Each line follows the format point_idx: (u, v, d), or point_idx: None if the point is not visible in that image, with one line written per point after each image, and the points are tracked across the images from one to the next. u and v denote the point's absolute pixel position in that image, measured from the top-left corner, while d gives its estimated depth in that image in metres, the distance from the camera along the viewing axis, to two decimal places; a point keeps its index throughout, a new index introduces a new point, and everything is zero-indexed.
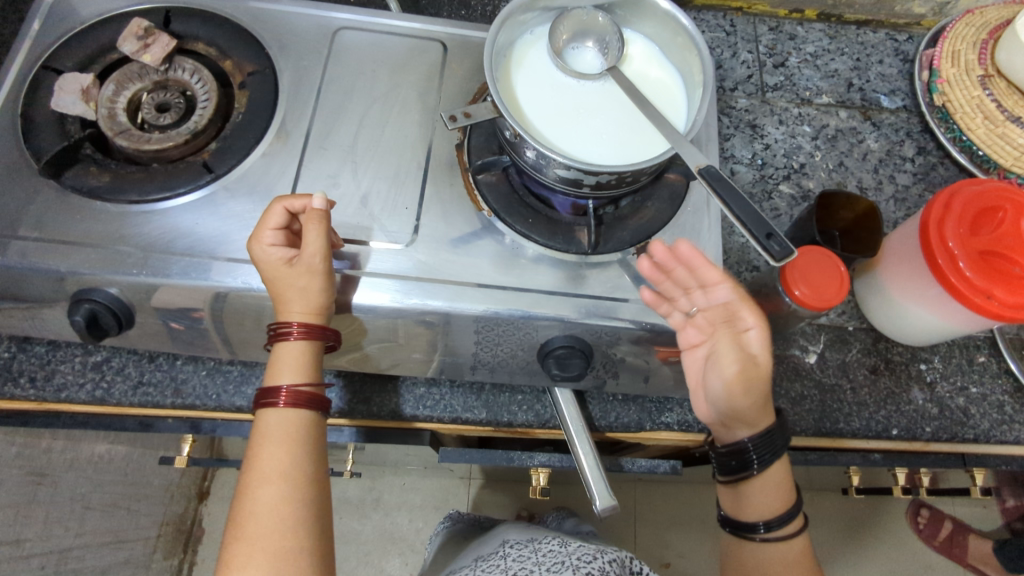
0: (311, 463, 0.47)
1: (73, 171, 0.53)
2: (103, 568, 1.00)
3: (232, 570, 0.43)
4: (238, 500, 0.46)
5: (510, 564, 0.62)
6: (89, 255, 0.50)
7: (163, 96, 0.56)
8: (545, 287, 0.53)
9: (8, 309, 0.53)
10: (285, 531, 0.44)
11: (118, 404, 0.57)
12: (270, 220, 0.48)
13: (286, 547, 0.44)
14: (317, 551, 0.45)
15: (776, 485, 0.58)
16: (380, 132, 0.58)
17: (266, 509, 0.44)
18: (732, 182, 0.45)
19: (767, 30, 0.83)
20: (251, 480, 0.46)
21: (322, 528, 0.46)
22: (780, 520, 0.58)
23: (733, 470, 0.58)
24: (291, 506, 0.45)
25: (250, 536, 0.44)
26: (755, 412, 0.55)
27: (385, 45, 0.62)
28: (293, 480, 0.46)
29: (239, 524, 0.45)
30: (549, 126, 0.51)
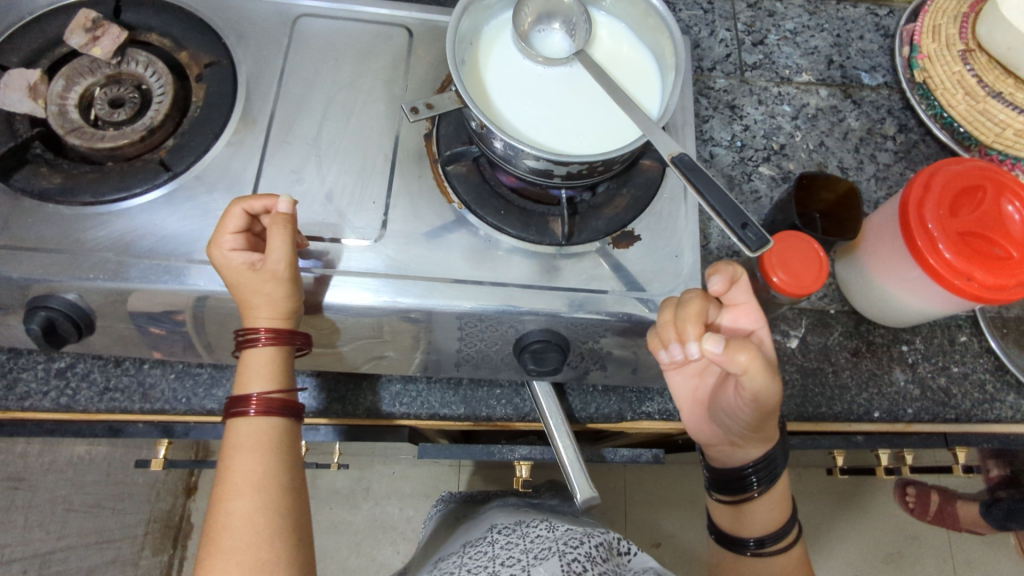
0: (286, 470, 0.46)
1: (23, 172, 0.51)
2: (89, 568, 0.99)
3: None
4: (211, 514, 0.44)
5: (497, 552, 0.61)
6: (43, 260, 0.48)
7: (116, 91, 0.54)
8: (519, 280, 0.52)
9: None
10: (261, 543, 0.43)
11: (84, 410, 0.55)
12: (228, 223, 0.46)
13: (262, 560, 0.43)
14: (296, 559, 0.44)
15: (778, 500, 0.58)
16: (345, 124, 0.56)
17: (240, 521, 0.43)
18: (707, 171, 0.43)
19: (745, 6, 0.81)
20: (223, 492, 0.44)
21: (303, 536, 0.45)
22: (775, 536, 0.57)
23: (732, 490, 0.58)
24: (265, 517, 0.44)
25: (226, 550, 0.43)
26: (754, 442, 0.55)
27: (349, 32, 0.59)
28: (267, 490, 0.44)
29: (214, 538, 0.43)
30: (517, 114, 0.49)
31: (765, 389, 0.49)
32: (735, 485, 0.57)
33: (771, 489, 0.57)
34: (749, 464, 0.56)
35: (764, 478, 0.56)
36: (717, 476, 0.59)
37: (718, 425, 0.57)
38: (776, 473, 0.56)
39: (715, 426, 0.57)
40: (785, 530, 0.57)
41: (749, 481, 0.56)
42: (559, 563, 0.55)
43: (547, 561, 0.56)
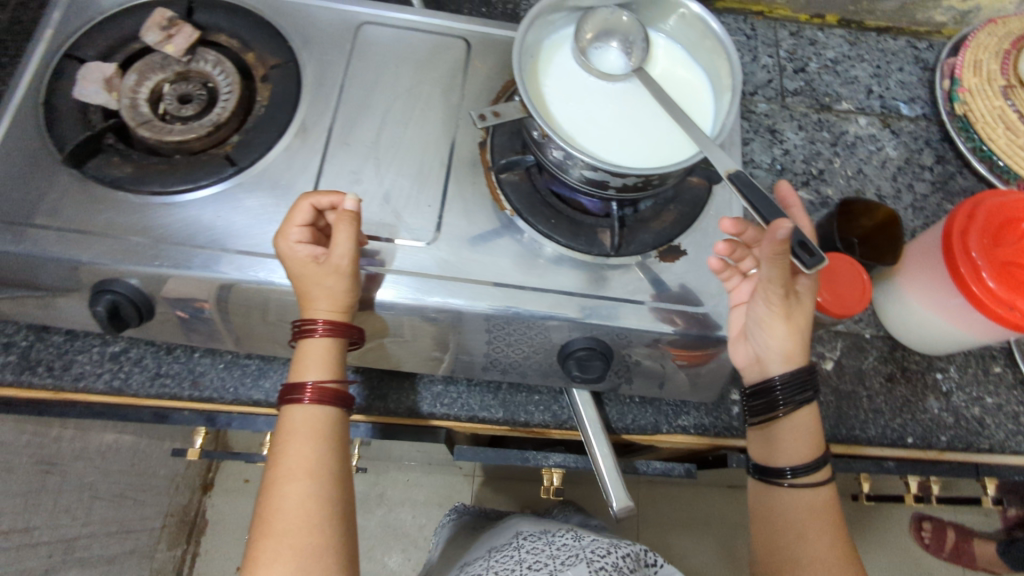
0: (338, 460, 0.45)
1: (96, 161, 0.52)
2: (109, 558, 1.00)
3: (259, 567, 0.41)
4: (264, 497, 0.44)
5: (523, 556, 0.60)
6: (110, 246, 0.50)
7: (185, 87, 0.56)
8: (566, 288, 0.53)
9: (20, 298, 0.53)
10: (312, 528, 0.42)
11: (135, 394, 0.57)
12: (297, 216, 0.47)
13: (312, 544, 0.42)
14: (344, 549, 0.43)
15: (808, 430, 0.55)
16: (403, 130, 0.57)
17: (292, 505, 0.43)
18: (760, 186, 0.45)
19: (788, 35, 0.83)
20: (278, 474, 0.44)
21: (351, 528, 0.45)
22: (805, 466, 0.54)
23: (756, 410, 0.56)
24: (318, 503, 0.43)
25: (276, 533, 0.42)
26: (782, 351, 0.54)
27: (409, 41, 0.61)
28: (320, 478, 0.44)
29: (266, 519, 0.43)
30: (577, 122, 0.51)
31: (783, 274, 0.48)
32: (762, 404, 0.55)
33: (798, 411, 0.55)
34: (776, 378, 0.54)
35: (791, 397, 0.54)
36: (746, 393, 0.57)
37: (753, 343, 0.54)
38: (803, 395, 0.54)
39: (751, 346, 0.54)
40: (817, 461, 0.54)
41: (776, 400, 0.54)
42: (587, 569, 0.55)
43: (574, 566, 0.56)
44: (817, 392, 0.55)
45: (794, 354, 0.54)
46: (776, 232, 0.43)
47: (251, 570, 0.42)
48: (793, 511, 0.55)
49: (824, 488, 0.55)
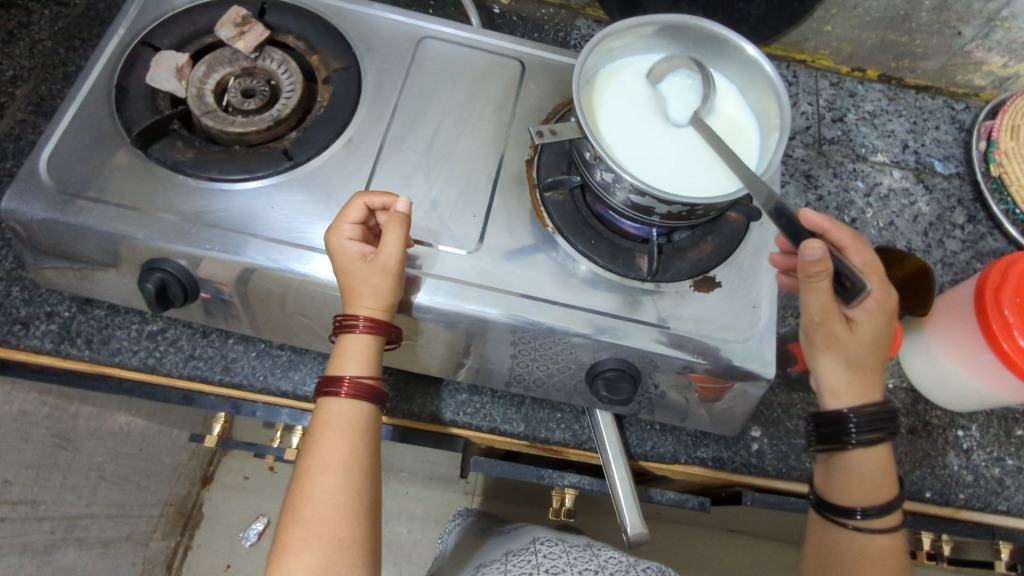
0: (371, 455, 0.46)
1: (160, 145, 0.54)
2: (106, 540, 1.00)
3: (286, 553, 0.42)
4: (295, 485, 0.44)
5: (540, 560, 0.56)
6: (165, 226, 0.51)
7: (249, 82, 0.58)
8: (601, 309, 0.54)
9: (61, 268, 0.55)
10: (340, 520, 0.43)
11: (167, 373, 0.58)
12: (349, 214, 0.49)
13: (338, 537, 0.42)
14: (368, 544, 0.44)
15: (880, 471, 0.53)
16: (455, 141, 0.59)
17: (324, 495, 0.43)
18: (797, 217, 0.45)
19: (828, 84, 0.85)
20: (310, 463, 0.44)
21: (378, 523, 0.45)
22: (878, 510, 0.52)
23: (825, 440, 0.54)
24: (347, 496, 0.44)
25: (306, 521, 0.43)
26: (839, 388, 0.53)
27: (467, 58, 0.64)
28: (352, 471, 0.44)
29: (297, 506, 0.43)
30: (634, 152, 0.52)
31: (824, 298, 0.48)
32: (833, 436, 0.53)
33: (872, 449, 0.53)
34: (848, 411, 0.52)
35: (867, 433, 0.51)
36: (814, 422, 0.55)
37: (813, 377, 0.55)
38: (880, 433, 0.52)
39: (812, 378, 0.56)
40: (888, 506, 0.53)
41: (848, 434, 0.52)
42: None
43: None
44: (893, 434, 0.52)
45: (841, 393, 0.53)
46: (805, 251, 0.45)
47: (278, 555, 0.42)
48: (856, 555, 0.54)
49: (890, 534, 0.53)
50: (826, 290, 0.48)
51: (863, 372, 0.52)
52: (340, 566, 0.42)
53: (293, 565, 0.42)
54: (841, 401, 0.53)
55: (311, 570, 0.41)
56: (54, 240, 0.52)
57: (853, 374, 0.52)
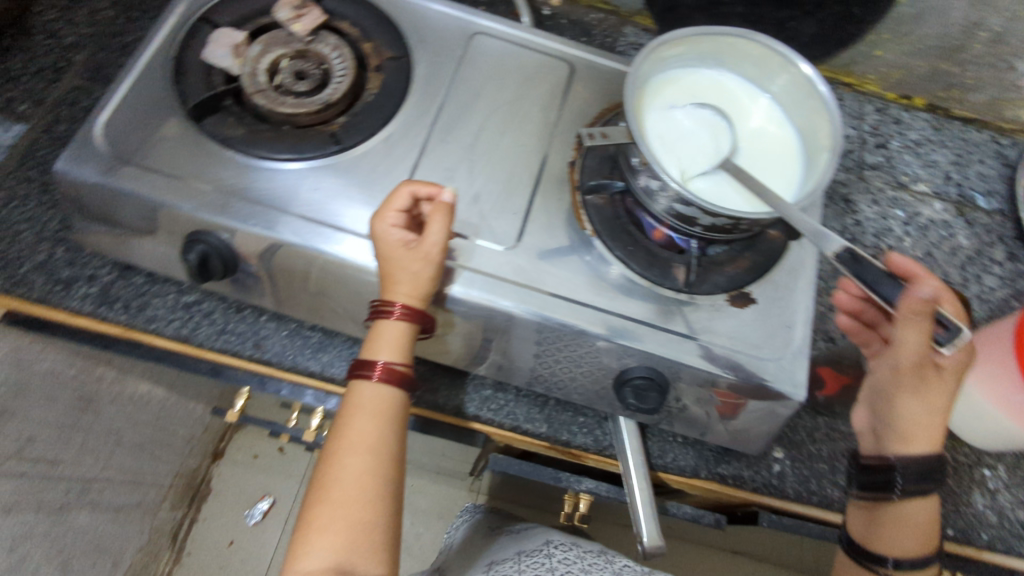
0: (398, 441, 0.46)
1: (213, 119, 0.55)
2: (118, 506, 1.01)
3: (311, 529, 0.42)
4: (323, 463, 0.45)
5: (555, 566, 0.57)
6: (211, 199, 0.52)
7: (303, 65, 0.58)
8: (635, 316, 0.54)
9: (101, 232, 0.56)
10: (366, 502, 0.43)
11: (199, 345, 0.59)
12: (395, 201, 0.49)
13: (363, 518, 0.43)
14: (390, 528, 0.44)
15: (921, 524, 0.54)
16: (500, 138, 0.59)
17: (350, 477, 0.44)
18: (874, 262, 0.45)
19: (873, 110, 0.84)
20: (339, 443, 0.45)
21: (401, 509, 0.45)
22: (913, 561, 0.54)
23: (870, 483, 0.56)
24: (374, 478, 0.44)
25: (331, 502, 0.43)
26: (907, 435, 0.53)
27: (517, 57, 0.64)
28: (379, 455, 0.45)
29: (322, 486, 0.44)
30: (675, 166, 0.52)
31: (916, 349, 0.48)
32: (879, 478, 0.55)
33: (917, 501, 0.54)
34: (898, 458, 0.54)
35: (912, 482, 0.53)
36: (862, 464, 0.58)
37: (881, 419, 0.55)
38: (926, 485, 0.53)
39: (875, 418, 0.57)
40: (925, 560, 0.54)
41: (893, 479, 0.54)
42: None
43: None
44: (939, 487, 0.53)
45: (910, 442, 0.53)
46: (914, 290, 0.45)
47: (303, 531, 0.43)
48: None
49: None
50: (921, 337, 0.47)
51: (938, 422, 0.52)
52: (361, 548, 0.42)
53: (315, 543, 0.42)
54: (912, 447, 0.53)
55: (333, 549, 0.42)
56: (104, 206, 0.53)
57: (923, 422, 0.52)
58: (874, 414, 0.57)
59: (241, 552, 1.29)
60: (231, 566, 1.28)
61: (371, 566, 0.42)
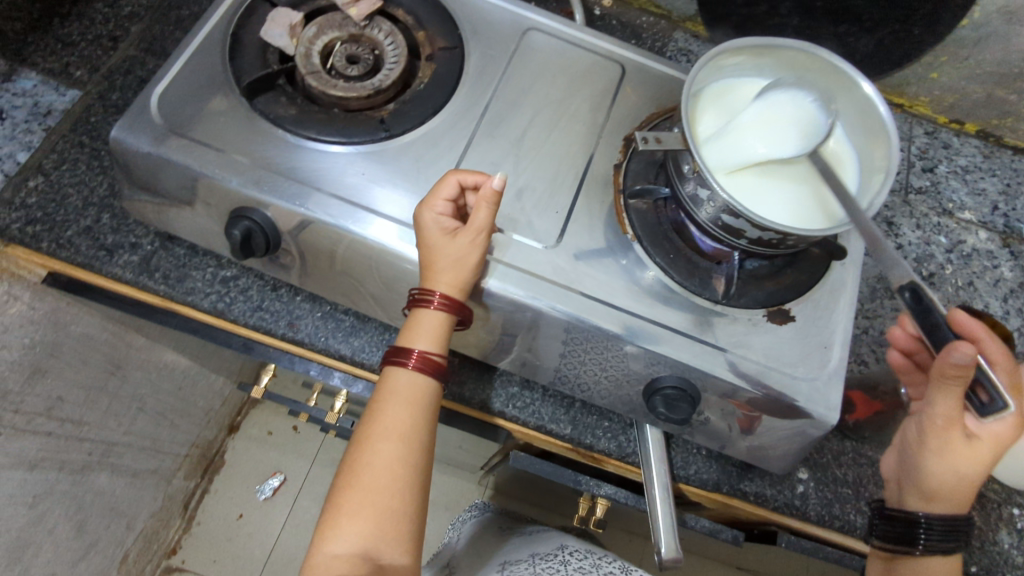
0: (430, 431, 0.47)
1: (266, 97, 0.56)
2: (135, 471, 1.02)
3: (340, 513, 0.43)
4: (355, 449, 0.45)
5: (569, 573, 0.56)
6: (258, 176, 0.52)
7: (355, 49, 0.59)
8: (671, 324, 0.53)
9: (147, 201, 0.57)
10: (395, 490, 0.44)
11: (234, 320, 0.60)
12: (442, 190, 0.49)
13: (392, 506, 0.44)
14: (416, 517, 0.45)
15: None
16: (547, 135, 0.59)
17: (381, 464, 0.44)
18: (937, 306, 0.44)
19: (922, 133, 0.83)
20: (373, 430, 0.45)
21: (428, 498, 0.46)
22: None
23: (893, 535, 0.54)
24: (404, 468, 0.45)
25: (362, 487, 0.44)
26: (931, 489, 0.52)
27: (570, 55, 0.64)
28: (411, 444, 0.45)
29: (354, 469, 0.45)
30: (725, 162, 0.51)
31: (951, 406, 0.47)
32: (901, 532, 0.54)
33: (939, 557, 0.53)
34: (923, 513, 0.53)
35: (937, 537, 0.52)
36: (882, 516, 0.56)
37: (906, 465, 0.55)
38: (949, 542, 0.52)
39: (901, 464, 0.56)
40: None
41: (917, 534, 0.52)
42: None
43: None
44: (963, 545, 0.52)
45: (935, 498, 0.52)
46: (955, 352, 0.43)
47: (332, 514, 0.44)
48: None
49: None
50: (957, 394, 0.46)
51: (967, 487, 0.51)
52: (389, 535, 0.43)
53: (345, 526, 0.43)
54: (933, 505, 0.53)
55: (362, 534, 0.43)
56: (153, 175, 0.54)
57: (952, 482, 0.51)
58: (901, 460, 0.56)
59: (249, 526, 1.30)
60: (238, 540, 1.28)
61: (397, 552, 0.43)
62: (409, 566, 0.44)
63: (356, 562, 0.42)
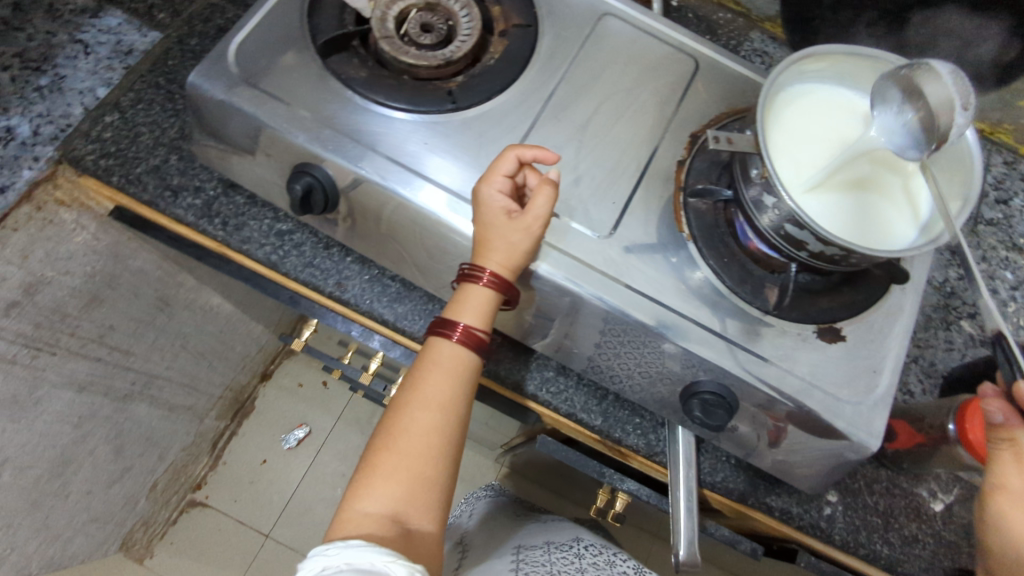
0: (467, 404, 0.48)
1: (339, 58, 0.56)
2: (171, 405, 1.06)
3: (374, 473, 0.44)
4: (394, 413, 0.47)
5: (584, 567, 0.57)
6: (323, 134, 0.53)
7: (429, 18, 0.58)
8: (717, 329, 0.52)
9: (214, 148, 0.58)
10: (429, 457, 0.45)
11: (285, 273, 0.61)
12: (503, 167, 0.49)
13: (424, 472, 0.45)
14: (446, 486, 0.46)
15: None
16: (613, 123, 0.58)
17: (418, 431, 0.45)
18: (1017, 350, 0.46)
19: (1001, 162, 0.79)
20: (412, 397, 0.46)
21: (458, 470, 0.47)
22: None
23: None
24: (439, 436, 0.46)
25: (397, 451, 0.45)
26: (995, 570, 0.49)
27: (643, 44, 0.62)
28: (448, 415, 0.47)
29: (391, 434, 0.46)
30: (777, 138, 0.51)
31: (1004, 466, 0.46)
32: None
33: None
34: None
35: None
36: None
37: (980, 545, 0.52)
38: None
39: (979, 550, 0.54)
40: None
41: None
42: None
43: None
44: None
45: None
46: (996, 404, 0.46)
47: (365, 473, 0.45)
48: None
49: None
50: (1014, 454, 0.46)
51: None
52: (419, 501, 0.44)
53: (378, 487, 0.44)
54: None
55: (394, 497, 0.44)
56: (222, 123, 0.55)
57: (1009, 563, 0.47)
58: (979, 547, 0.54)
59: (271, 472, 1.34)
60: (260, 484, 1.33)
61: (425, 520, 0.44)
62: (435, 532, 0.45)
63: (386, 525, 0.43)
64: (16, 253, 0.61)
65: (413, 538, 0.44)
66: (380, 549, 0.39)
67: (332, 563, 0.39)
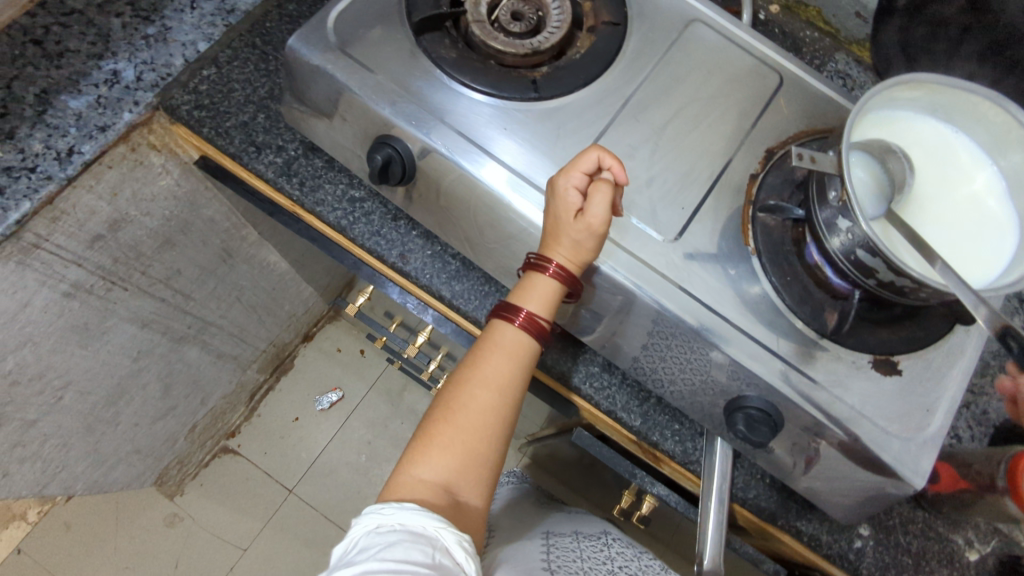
0: (524, 387, 0.50)
1: (432, 37, 0.58)
2: (220, 352, 1.11)
3: (431, 442, 0.47)
4: (454, 388, 0.49)
5: (612, 555, 0.61)
6: (408, 108, 0.54)
7: (521, 7, 0.60)
8: (771, 346, 0.52)
9: (301, 111, 0.61)
10: (483, 434, 0.47)
11: (353, 238, 0.63)
12: (582, 162, 0.49)
13: (478, 447, 0.47)
14: (495, 463, 0.48)
15: None
16: (690, 129, 0.58)
17: (476, 408, 0.47)
18: None
19: None
20: (473, 375, 0.48)
21: (508, 450, 0.49)
22: None
23: None
24: (496, 416, 0.48)
25: (455, 425, 0.47)
26: None
27: (730, 54, 0.62)
28: (505, 396, 0.48)
29: (450, 407, 0.48)
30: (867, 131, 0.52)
31: None
32: None
33: None
34: None
35: None
36: None
37: None
38: None
39: None
40: None
41: None
42: None
43: None
44: None
45: None
46: None
47: (422, 440, 0.47)
48: None
49: None
50: None
51: None
52: (470, 475, 0.47)
53: (434, 457, 0.46)
54: None
55: (448, 468, 0.46)
56: (313, 88, 0.57)
57: None
58: None
59: (302, 430, 1.38)
60: (290, 440, 1.37)
61: (473, 493, 0.47)
62: (481, 505, 0.48)
63: (437, 494, 0.45)
64: (107, 189, 0.64)
65: (460, 509, 0.46)
66: (432, 514, 0.43)
67: (387, 522, 0.42)
